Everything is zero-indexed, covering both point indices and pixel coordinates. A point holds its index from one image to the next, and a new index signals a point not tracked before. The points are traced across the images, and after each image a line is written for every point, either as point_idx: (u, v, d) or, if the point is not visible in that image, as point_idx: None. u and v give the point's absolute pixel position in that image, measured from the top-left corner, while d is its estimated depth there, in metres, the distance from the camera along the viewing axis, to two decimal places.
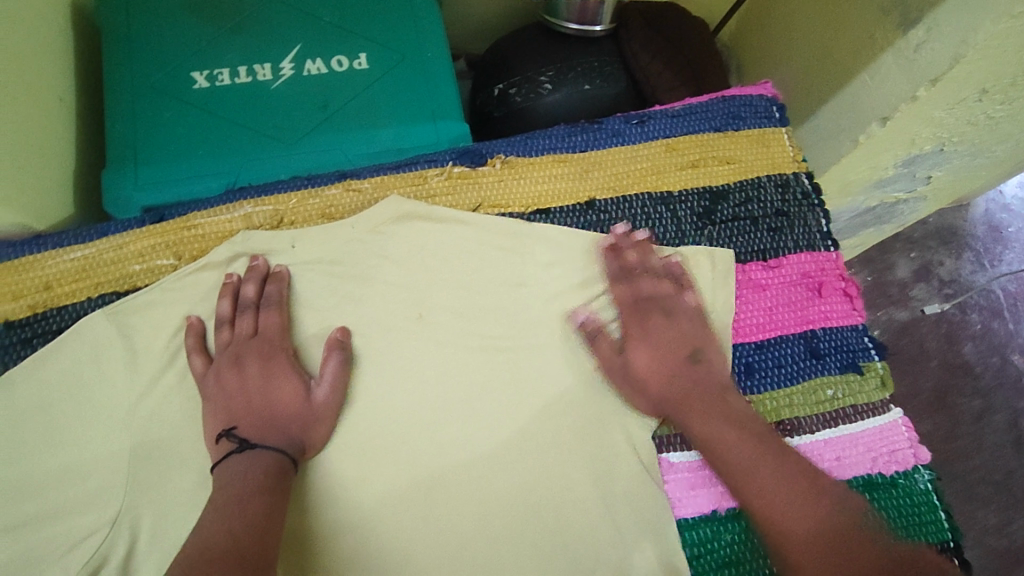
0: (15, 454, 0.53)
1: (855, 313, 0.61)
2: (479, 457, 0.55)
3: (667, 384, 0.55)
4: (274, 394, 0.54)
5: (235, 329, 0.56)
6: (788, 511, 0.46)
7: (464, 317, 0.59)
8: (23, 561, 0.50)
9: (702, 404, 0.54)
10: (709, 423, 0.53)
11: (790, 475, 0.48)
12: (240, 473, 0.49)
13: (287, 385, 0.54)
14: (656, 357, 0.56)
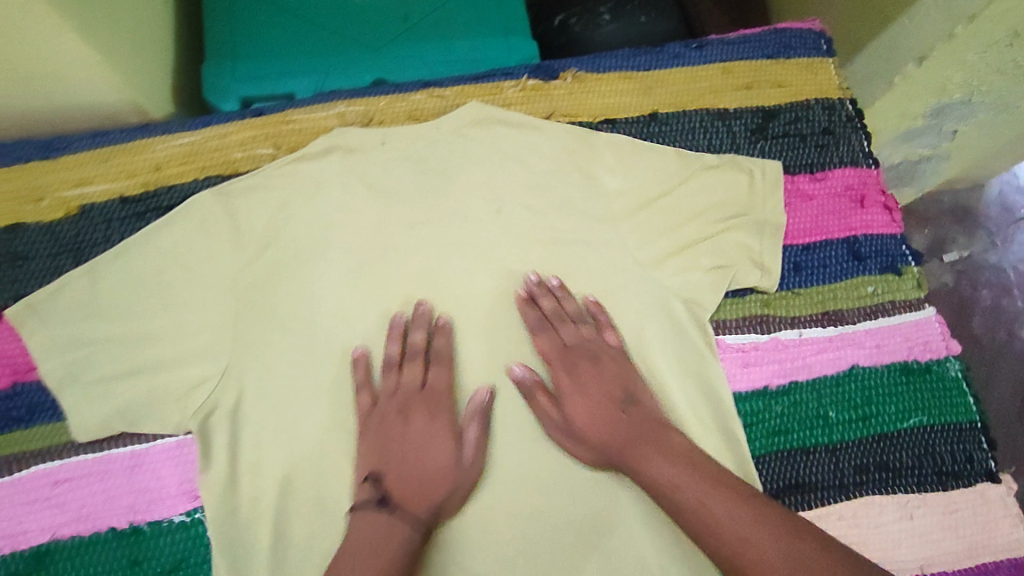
0: (127, 312, 0.58)
1: (895, 224, 0.66)
2: (549, 336, 0.60)
3: (608, 432, 0.55)
4: (429, 446, 0.57)
5: (402, 375, 0.59)
6: (749, 540, 0.47)
7: (537, 214, 0.64)
8: (144, 401, 0.56)
9: (644, 449, 0.54)
10: (662, 464, 0.52)
11: (742, 503, 0.49)
12: (376, 531, 0.51)
13: (420, 428, 0.57)
14: (589, 407, 0.57)
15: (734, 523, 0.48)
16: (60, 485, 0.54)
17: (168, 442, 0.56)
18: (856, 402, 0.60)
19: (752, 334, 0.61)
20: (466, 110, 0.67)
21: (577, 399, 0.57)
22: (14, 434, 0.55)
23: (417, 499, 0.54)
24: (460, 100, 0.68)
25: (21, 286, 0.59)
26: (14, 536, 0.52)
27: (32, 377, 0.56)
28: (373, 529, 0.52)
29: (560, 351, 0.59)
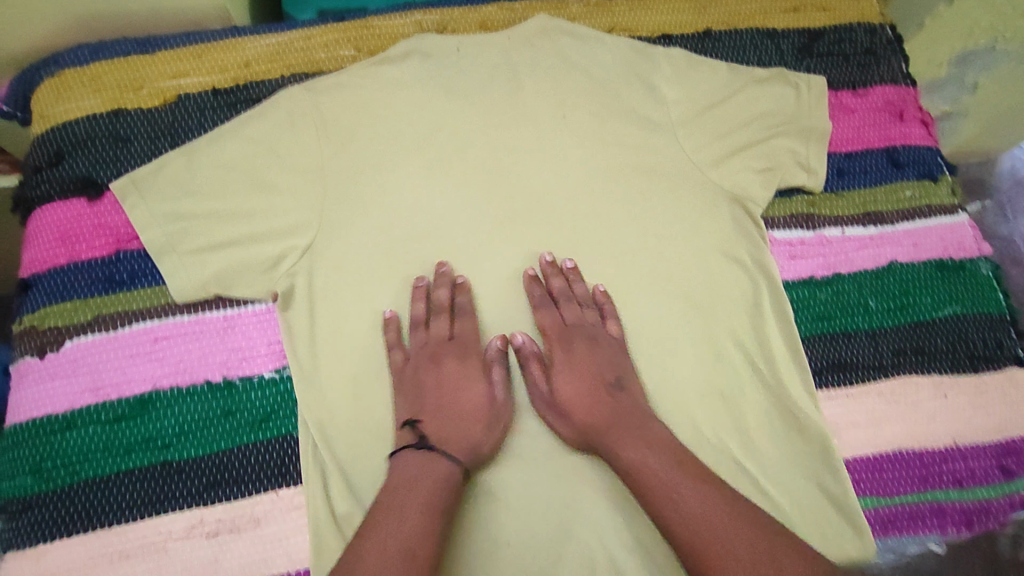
0: (219, 190, 0.61)
1: (931, 137, 0.71)
2: (612, 226, 0.64)
3: (591, 406, 0.56)
4: (464, 392, 0.57)
5: (431, 330, 0.60)
6: (713, 535, 0.48)
7: (600, 117, 0.68)
8: (237, 268, 0.59)
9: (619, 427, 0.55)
10: (639, 448, 0.54)
11: (709, 492, 0.51)
12: (417, 472, 0.52)
13: (482, 389, 0.58)
14: (576, 382, 0.58)
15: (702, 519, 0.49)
16: (160, 342, 0.57)
17: (257, 309, 0.60)
18: (895, 293, 0.64)
19: (799, 230, 0.66)
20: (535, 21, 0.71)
21: (572, 390, 0.57)
22: (116, 296, 0.58)
23: (456, 441, 0.55)
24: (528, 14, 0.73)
25: (121, 166, 0.62)
26: (119, 384, 0.56)
27: (136, 244, 0.60)
28: (434, 475, 0.52)
29: (568, 346, 0.60)
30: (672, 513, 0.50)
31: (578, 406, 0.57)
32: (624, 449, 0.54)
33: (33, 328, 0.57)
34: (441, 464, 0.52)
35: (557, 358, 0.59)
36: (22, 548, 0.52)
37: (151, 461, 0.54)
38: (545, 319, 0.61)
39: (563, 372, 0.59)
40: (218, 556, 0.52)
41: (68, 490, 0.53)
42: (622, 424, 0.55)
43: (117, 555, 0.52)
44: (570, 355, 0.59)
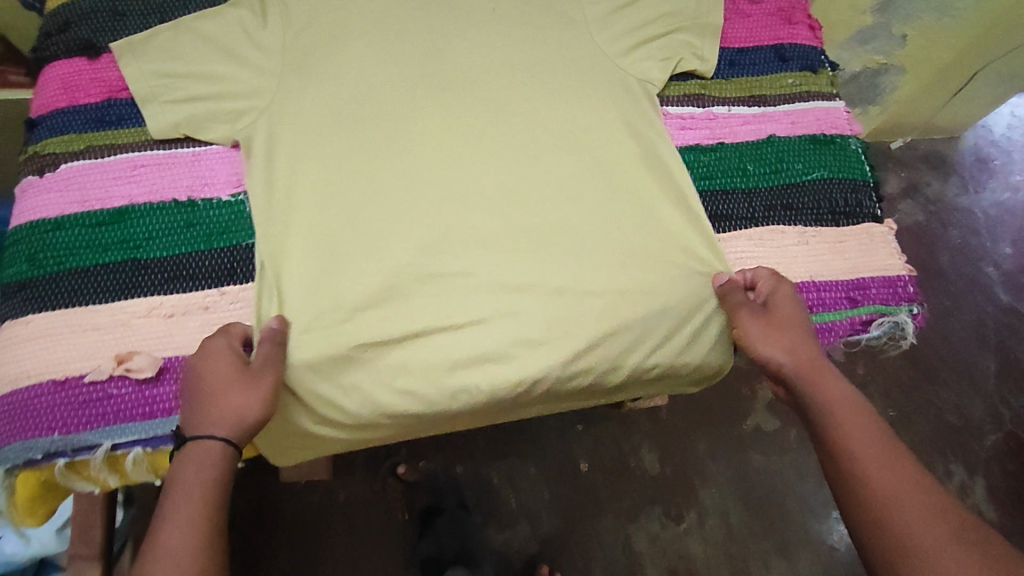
0: (192, 56, 0.72)
1: (816, 40, 0.81)
2: (531, 100, 0.74)
3: (799, 350, 0.64)
4: (210, 371, 0.59)
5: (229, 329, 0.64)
6: (881, 486, 0.55)
7: (527, 13, 0.77)
8: (205, 118, 0.70)
9: (819, 380, 0.62)
10: (835, 403, 0.61)
11: (903, 465, 0.56)
12: (181, 460, 0.56)
13: (227, 363, 0.60)
14: (792, 316, 0.66)
15: (895, 479, 0.55)
16: (138, 169, 0.69)
17: (220, 149, 0.71)
18: (771, 160, 0.74)
19: (690, 107, 0.76)
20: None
21: (786, 336, 0.64)
22: (104, 132, 0.70)
23: (208, 415, 0.58)
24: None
25: (118, 34, 0.74)
26: (102, 198, 0.67)
27: (125, 94, 0.72)
28: (195, 452, 0.56)
29: (796, 297, 0.67)
30: (856, 457, 0.57)
31: (783, 341, 0.64)
32: (830, 390, 0.62)
33: (36, 153, 0.69)
34: (197, 447, 0.56)
35: (795, 303, 0.66)
36: (15, 318, 0.63)
37: (124, 258, 0.65)
38: (788, 288, 0.68)
39: (786, 307, 0.66)
40: (173, 331, 0.63)
41: (54, 276, 0.64)
42: (817, 366, 0.63)
43: (90, 326, 0.62)
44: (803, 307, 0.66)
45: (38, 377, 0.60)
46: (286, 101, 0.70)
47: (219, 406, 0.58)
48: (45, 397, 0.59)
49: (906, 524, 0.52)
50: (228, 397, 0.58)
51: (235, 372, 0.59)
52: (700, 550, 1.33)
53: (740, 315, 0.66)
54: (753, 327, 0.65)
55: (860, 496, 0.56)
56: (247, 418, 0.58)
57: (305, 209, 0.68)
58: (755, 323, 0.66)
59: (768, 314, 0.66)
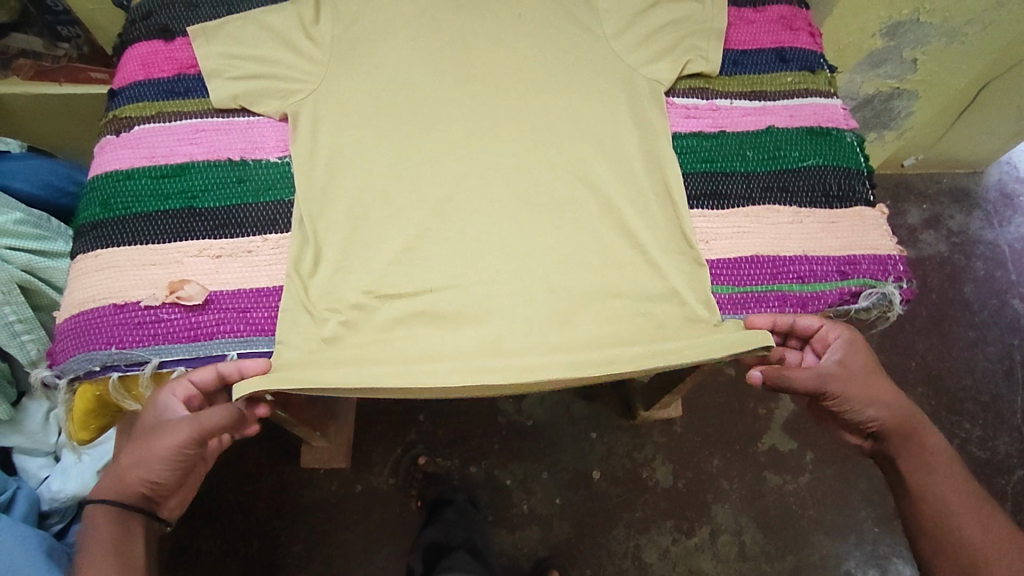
0: (252, 42, 0.82)
1: (816, 45, 0.87)
2: (548, 93, 0.82)
3: (893, 409, 0.71)
4: (140, 421, 0.66)
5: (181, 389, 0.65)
6: (967, 532, 0.68)
7: (547, 18, 0.86)
8: (257, 94, 0.79)
9: (909, 440, 0.72)
10: (922, 463, 0.71)
11: (977, 507, 0.70)
12: (98, 510, 0.67)
13: (151, 415, 0.65)
14: (878, 382, 0.71)
15: (964, 507, 0.69)
16: (200, 132, 0.78)
17: (270, 119, 0.80)
18: (769, 147, 0.80)
19: (694, 99, 0.83)
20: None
21: (879, 396, 0.70)
22: (174, 101, 0.80)
23: (121, 469, 0.66)
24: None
25: (190, 21, 0.85)
26: (167, 155, 0.76)
27: (194, 71, 0.82)
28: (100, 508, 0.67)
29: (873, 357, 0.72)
30: (937, 495, 0.70)
31: (879, 402, 0.70)
32: (916, 441, 0.72)
33: (115, 116, 0.79)
34: (104, 503, 0.67)
35: (868, 366, 0.71)
36: (85, 252, 0.72)
37: (181, 206, 0.74)
38: (859, 356, 0.71)
39: (867, 371, 0.71)
40: (219, 269, 0.71)
41: (120, 218, 0.73)
42: (907, 421, 0.72)
43: (147, 261, 0.71)
44: (879, 368, 0.72)
45: (101, 302, 0.68)
46: (333, 86, 0.81)
47: (120, 469, 0.66)
48: (106, 319, 0.68)
49: (971, 538, 0.68)
50: (126, 457, 0.66)
51: (150, 429, 0.64)
52: (711, 568, 1.32)
53: (836, 386, 0.69)
54: (852, 394, 0.69)
55: (946, 529, 0.69)
56: (139, 478, 0.66)
57: (342, 173, 0.76)
58: (852, 389, 0.69)
59: (862, 381, 0.70)
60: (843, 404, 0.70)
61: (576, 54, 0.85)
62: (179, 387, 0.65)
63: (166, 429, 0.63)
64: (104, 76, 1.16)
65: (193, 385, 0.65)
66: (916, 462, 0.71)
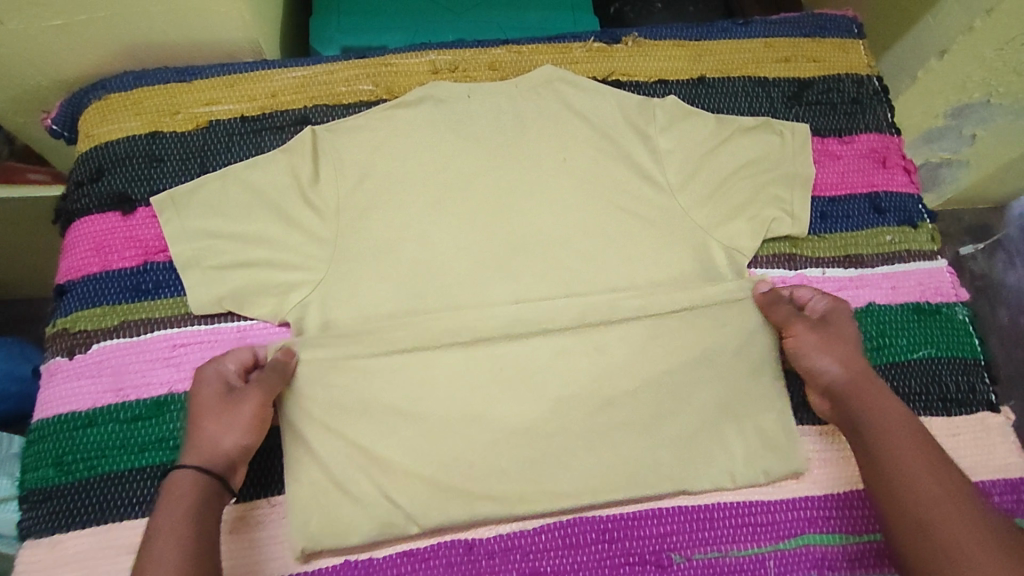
0: (235, 217, 0.65)
1: (912, 184, 0.74)
2: (611, 267, 0.66)
3: (848, 368, 0.61)
4: (196, 393, 0.58)
5: (236, 360, 0.60)
6: (938, 510, 0.51)
7: (600, 162, 0.69)
8: (249, 291, 0.63)
9: (866, 399, 0.59)
10: (877, 429, 0.57)
11: (949, 476, 0.53)
12: (177, 494, 0.52)
13: (207, 383, 0.58)
14: (846, 346, 0.62)
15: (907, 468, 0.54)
16: (177, 349, 0.63)
17: (267, 323, 0.64)
18: (872, 333, 0.67)
19: (780, 270, 0.69)
20: (541, 72, 0.72)
21: (845, 350, 0.62)
22: (142, 304, 0.64)
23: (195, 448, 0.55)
24: (543, 61, 0.76)
25: (155, 184, 0.68)
26: (138, 386, 0.61)
27: (163, 258, 0.65)
28: (183, 488, 0.52)
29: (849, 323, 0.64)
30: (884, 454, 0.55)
31: (840, 349, 0.62)
32: (875, 400, 0.59)
33: (65, 329, 0.63)
34: (189, 474, 0.53)
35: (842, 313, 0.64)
36: (41, 535, 0.57)
37: (162, 459, 0.59)
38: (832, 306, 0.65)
39: (839, 320, 0.63)
40: (220, 555, 0.59)
41: (86, 484, 0.58)
42: (869, 380, 0.60)
43: (124, 548, 0.57)
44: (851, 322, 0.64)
45: None
46: (341, 273, 0.64)
47: (201, 432, 0.56)
48: None
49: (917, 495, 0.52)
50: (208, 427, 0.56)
51: (216, 400, 0.57)
52: None
53: (794, 324, 0.63)
54: (812, 338, 0.63)
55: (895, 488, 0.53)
56: (228, 445, 0.56)
57: (356, 401, 0.61)
58: (818, 333, 0.63)
59: (817, 325, 0.63)
60: (801, 348, 0.63)
61: (639, 206, 0.68)
62: (229, 359, 0.60)
63: (240, 398, 0.57)
64: (47, 178, 0.83)
65: (238, 364, 0.60)
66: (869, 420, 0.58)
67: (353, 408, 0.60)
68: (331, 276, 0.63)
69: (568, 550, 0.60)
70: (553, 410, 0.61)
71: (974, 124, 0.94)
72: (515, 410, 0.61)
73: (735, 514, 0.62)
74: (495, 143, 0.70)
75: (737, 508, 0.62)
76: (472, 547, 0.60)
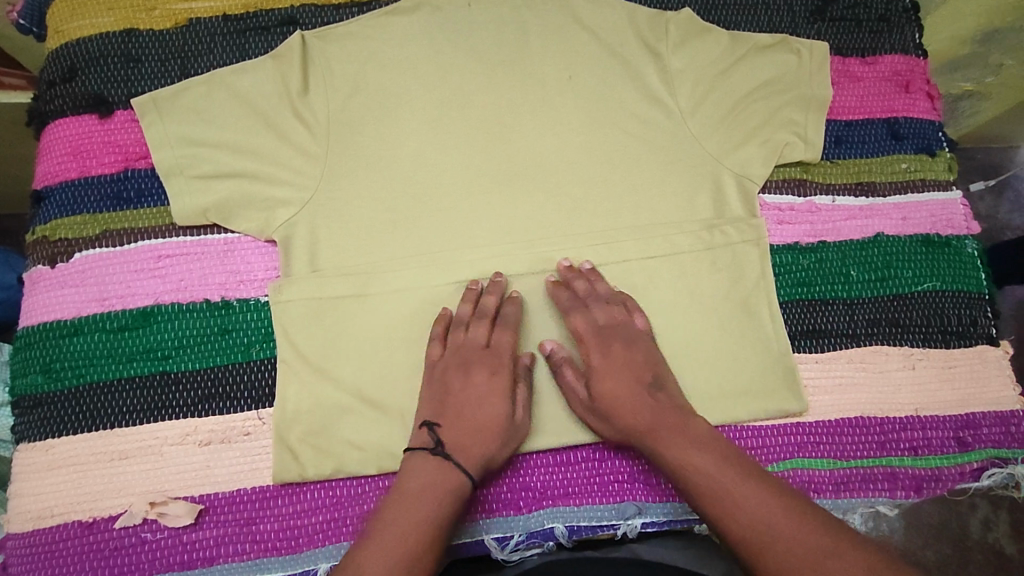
0: (218, 124, 0.61)
1: (934, 111, 0.71)
2: (612, 192, 0.64)
3: (626, 395, 0.56)
4: (461, 388, 0.57)
5: (469, 334, 0.59)
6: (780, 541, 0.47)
7: (607, 78, 0.65)
8: (234, 204, 0.60)
9: (670, 431, 0.55)
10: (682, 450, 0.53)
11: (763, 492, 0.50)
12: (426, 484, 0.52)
13: (479, 377, 0.57)
14: (615, 367, 0.58)
15: (776, 515, 0.48)
16: (163, 260, 0.61)
17: (254, 238, 0.62)
18: (877, 264, 0.66)
19: (789, 196, 0.67)
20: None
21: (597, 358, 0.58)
22: (123, 212, 0.61)
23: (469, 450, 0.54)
24: None
25: (132, 86, 0.64)
26: (123, 296, 0.60)
27: (143, 165, 0.62)
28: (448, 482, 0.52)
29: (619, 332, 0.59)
30: (731, 500, 0.50)
31: (633, 402, 0.56)
32: (669, 441, 0.54)
33: (45, 237, 0.61)
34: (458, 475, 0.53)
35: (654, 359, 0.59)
36: (33, 440, 0.57)
37: (151, 371, 0.59)
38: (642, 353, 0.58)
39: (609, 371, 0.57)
40: (210, 464, 0.57)
41: (74, 392, 0.58)
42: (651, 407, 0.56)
43: (115, 456, 0.57)
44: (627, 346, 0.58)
45: (64, 516, 0.56)
46: (329, 190, 0.61)
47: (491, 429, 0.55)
48: (75, 538, 0.56)
49: (756, 518, 0.48)
50: (468, 408, 0.56)
51: (484, 392, 0.57)
52: None
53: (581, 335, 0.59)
54: (614, 388, 0.57)
55: (736, 534, 0.48)
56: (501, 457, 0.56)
57: (347, 318, 0.60)
58: (609, 385, 0.57)
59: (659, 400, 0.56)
60: (610, 403, 0.56)
61: (645, 127, 0.65)
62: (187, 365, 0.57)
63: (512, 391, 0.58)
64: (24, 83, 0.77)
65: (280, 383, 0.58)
66: (691, 473, 0.52)
67: (347, 333, 0.59)
68: (321, 192, 0.61)
69: (558, 467, 0.61)
70: (550, 343, 0.61)
71: (1003, 52, 0.81)
72: (515, 330, 0.61)
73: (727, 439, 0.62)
74: (497, 56, 0.65)
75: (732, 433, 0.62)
76: None
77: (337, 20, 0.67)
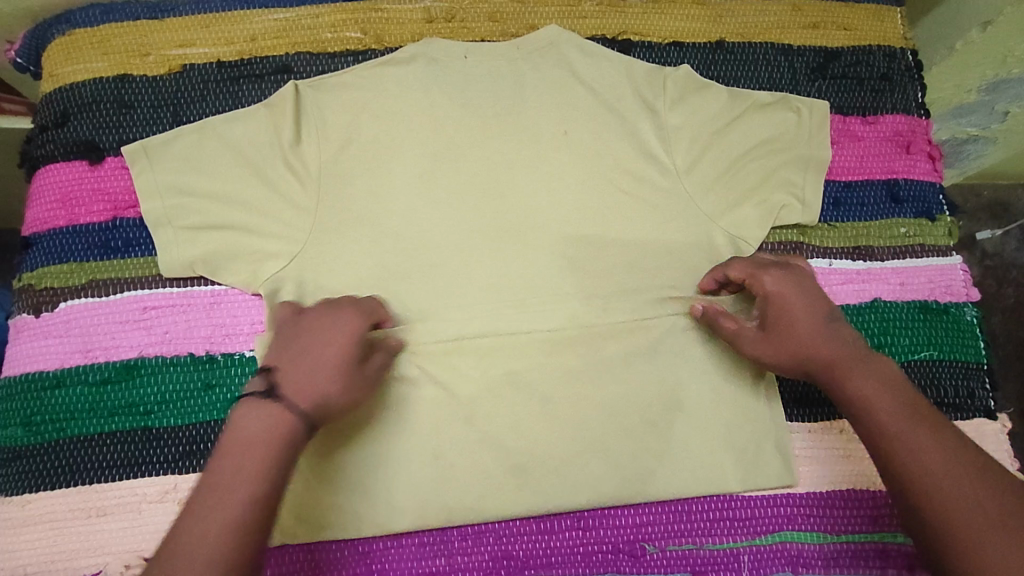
0: (208, 174, 0.61)
1: (935, 173, 0.70)
2: (607, 250, 0.63)
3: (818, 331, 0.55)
4: (302, 329, 0.53)
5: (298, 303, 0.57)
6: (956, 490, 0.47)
7: (603, 135, 0.65)
8: (221, 256, 0.60)
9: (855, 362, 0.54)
10: (869, 385, 0.53)
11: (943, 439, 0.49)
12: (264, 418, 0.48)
13: (317, 321, 0.54)
14: (788, 295, 0.56)
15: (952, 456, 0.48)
16: (149, 311, 0.60)
17: (241, 291, 0.61)
18: (873, 331, 0.64)
19: None
20: (546, 31, 0.66)
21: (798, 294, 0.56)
22: (110, 262, 0.61)
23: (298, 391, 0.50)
24: (550, 18, 0.69)
25: (125, 132, 0.64)
26: (108, 348, 0.59)
27: (132, 214, 0.62)
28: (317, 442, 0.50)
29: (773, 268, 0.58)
30: (916, 445, 0.49)
31: (812, 330, 0.55)
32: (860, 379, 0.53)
33: (32, 286, 0.60)
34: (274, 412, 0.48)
35: (793, 291, 0.56)
36: (10, 495, 0.57)
37: (131, 425, 0.58)
38: (800, 291, 0.56)
39: (792, 304, 0.56)
40: None
41: (54, 446, 0.57)
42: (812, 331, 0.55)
43: (93, 512, 0.56)
44: (805, 287, 0.56)
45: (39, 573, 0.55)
46: (318, 244, 0.60)
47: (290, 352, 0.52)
48: None
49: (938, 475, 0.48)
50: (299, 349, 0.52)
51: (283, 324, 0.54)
52: None
53: (760, 278, 0.57)
54: (793, 320, 0.55)
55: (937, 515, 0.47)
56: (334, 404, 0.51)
57: None
58: (783, 320, 0.56)
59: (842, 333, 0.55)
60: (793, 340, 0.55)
61: (640, 185, 0.64)
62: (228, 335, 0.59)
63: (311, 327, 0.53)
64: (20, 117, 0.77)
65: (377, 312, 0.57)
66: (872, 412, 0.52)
67: None
68: (311, 246, 0.60)
69: (542, 535, 0.60)
70: (537, 405, 0.60)
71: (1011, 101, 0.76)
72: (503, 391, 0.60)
73: (714, 509, 0.61)
74: (492, 111, 0.64)
75: (718, 503, 0.61)
76: (444, 530, 0.59)
77: (332, 69, 0.66)
